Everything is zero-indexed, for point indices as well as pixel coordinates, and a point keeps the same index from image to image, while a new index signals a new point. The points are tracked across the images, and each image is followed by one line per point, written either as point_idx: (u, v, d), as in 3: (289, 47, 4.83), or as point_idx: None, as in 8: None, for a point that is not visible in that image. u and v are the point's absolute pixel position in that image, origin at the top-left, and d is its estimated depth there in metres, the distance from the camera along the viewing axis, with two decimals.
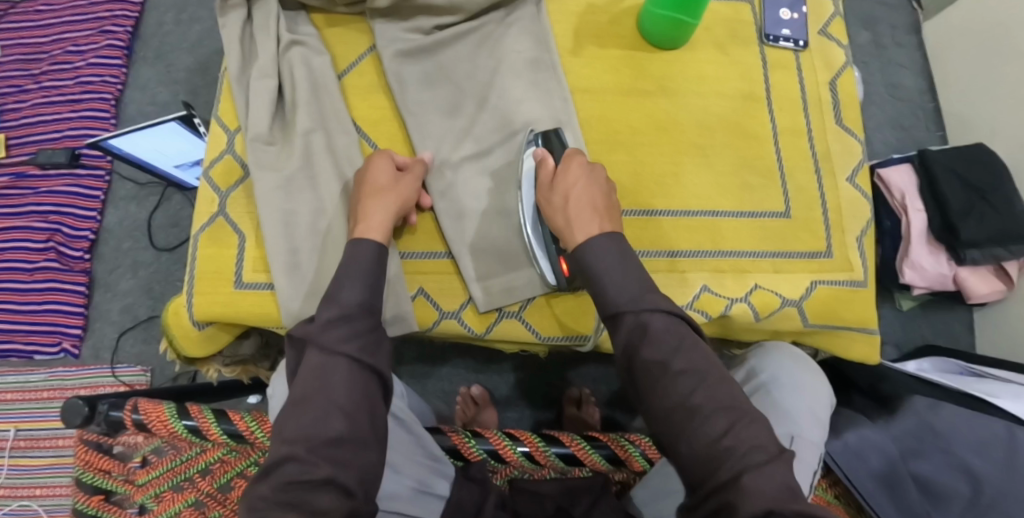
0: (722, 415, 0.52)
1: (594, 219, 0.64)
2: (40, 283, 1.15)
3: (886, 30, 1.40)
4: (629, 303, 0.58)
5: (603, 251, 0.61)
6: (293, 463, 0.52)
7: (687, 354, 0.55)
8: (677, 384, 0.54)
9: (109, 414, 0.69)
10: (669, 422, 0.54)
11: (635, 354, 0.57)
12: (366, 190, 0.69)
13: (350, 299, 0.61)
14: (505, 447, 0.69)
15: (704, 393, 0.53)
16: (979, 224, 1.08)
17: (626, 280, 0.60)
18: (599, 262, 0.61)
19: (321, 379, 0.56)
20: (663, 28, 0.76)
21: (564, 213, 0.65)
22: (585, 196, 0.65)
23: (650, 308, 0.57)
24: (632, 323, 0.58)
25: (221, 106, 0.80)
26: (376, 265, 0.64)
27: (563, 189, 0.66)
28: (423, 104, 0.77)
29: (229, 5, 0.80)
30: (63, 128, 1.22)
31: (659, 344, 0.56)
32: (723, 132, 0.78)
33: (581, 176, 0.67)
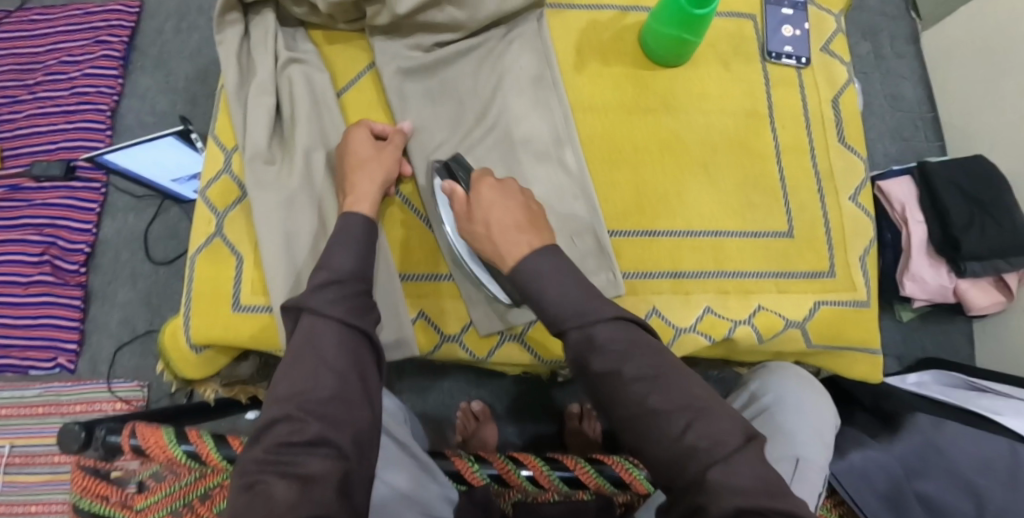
0: (683, 413, 0.49)
1: (518, 239, 0.59)
2: (36, 297, 1.14)
3: (886, 40, 1.40)
4: (573, 317, 0.53)
5: (539, 272, 0.56)
6: (285, 423, 0.52)
7: (640, 356, 0.51)
8: (634, 388, 0.50)
9: (106, 439, 0.70)
10: (630, 427, 0.50)
11: (588, 367, 0.52)
12: (349, 162, 0.71)
13: (342, 265, 0.61)
14: (508, 471, 0.69)
15: (660, 395, 0.50)
16: (980, 235, 1.08)
17: (566, 292, 0.54)
18: (535, 282, 0.56)
19: (312, 341, 0.56)
20: (665, 45, 0.76)
21: (490, 241, 0.60)
22: (503, 218, 0.60)
23: (597, 320, 0.53)
24: (578, 337, 0.53)
25: (218, 124, 0.79)
26: (366, 234, 0.65)
27: (483, 215, 0.62)
28: (423, 118, 0.76)
29: (226, 20, 0.79)
30: (58, 139, 1.20)
31: (609, 353, 0.52)
32: (727, 150, 0.77)
33: (494, 198, 0.62)
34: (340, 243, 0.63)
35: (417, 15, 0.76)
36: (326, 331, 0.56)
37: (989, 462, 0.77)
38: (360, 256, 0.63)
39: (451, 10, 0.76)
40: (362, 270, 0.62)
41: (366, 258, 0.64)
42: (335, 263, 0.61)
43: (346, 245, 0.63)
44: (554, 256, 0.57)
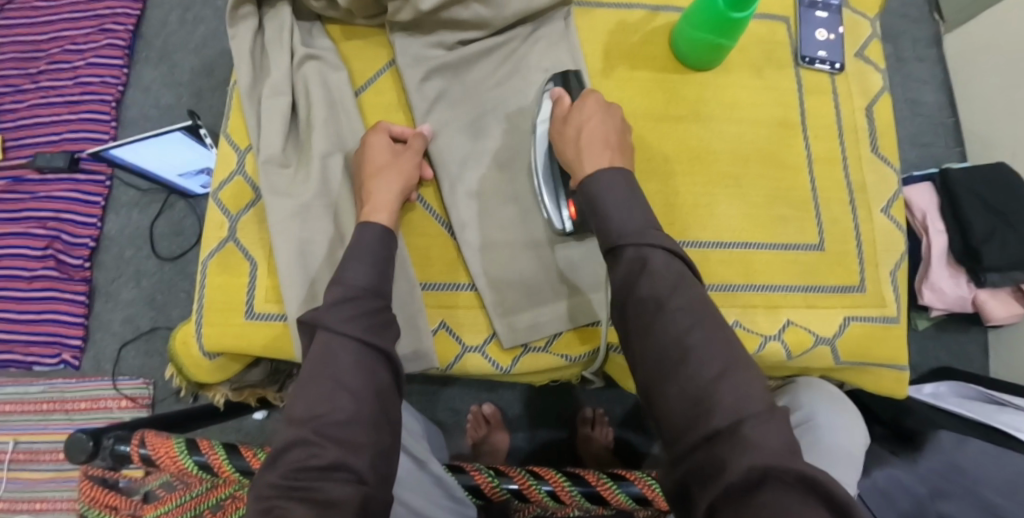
0: (716, 360, 0.47)
1: (604, 151, 0.62)
2: (39, 292, 1.12)
3: (907, 43, 1.37)
4: (634, 235, 0.54)
5: (613, 184, 0.58)
6: (301, 448, 0.51)
7: (685, 295, 0.51)
8: (674, 321, 0.49)
9: (115, 449, 0.68)
10: (658, 366, 0.49)
11: (631, 292, 0.52)
12: (365, 168, 0.69)
13: (355, 280, 0.60)
14: (529, 486, 0.66)
15: (702, 332, 0.49)
16: (1002, 248, 1.06)
17: (632, 214, 0.56)
18: (607, 193, 0.58)
19: (327, 360, 0.55)
20: (698, 49, 0.73)
21: (575, 145, 0.63)
22: (598, 130, 0.63)
23: (653, 244, 0.53)
24: (632, 256, 0.53)
25: (231, 124, 0.77)
26: (382, 246, 0.63)
27: (578, 122, 0.65)
28: (444, 125, 0.74)
29: (239, 15, 0.76)
30: (62, 130, 1.18)
31: (659, 280, 0.51)
32: (756, 160, 0.75)
33: (597, 112, 0.65)
34: (355, 255, 0.61)
35: (440, 12, 0.73)
36: (341, 349, 0.55)
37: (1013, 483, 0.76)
38: (376, 269, 0.61)
39: (476, 7, 0.73)
40: (379, 284, 0.61)
41: (382, 271, 0.62)
42: (348, 278, 0.60)
43: (360, 258, 0.61)
44: (628, 176, 0.59)
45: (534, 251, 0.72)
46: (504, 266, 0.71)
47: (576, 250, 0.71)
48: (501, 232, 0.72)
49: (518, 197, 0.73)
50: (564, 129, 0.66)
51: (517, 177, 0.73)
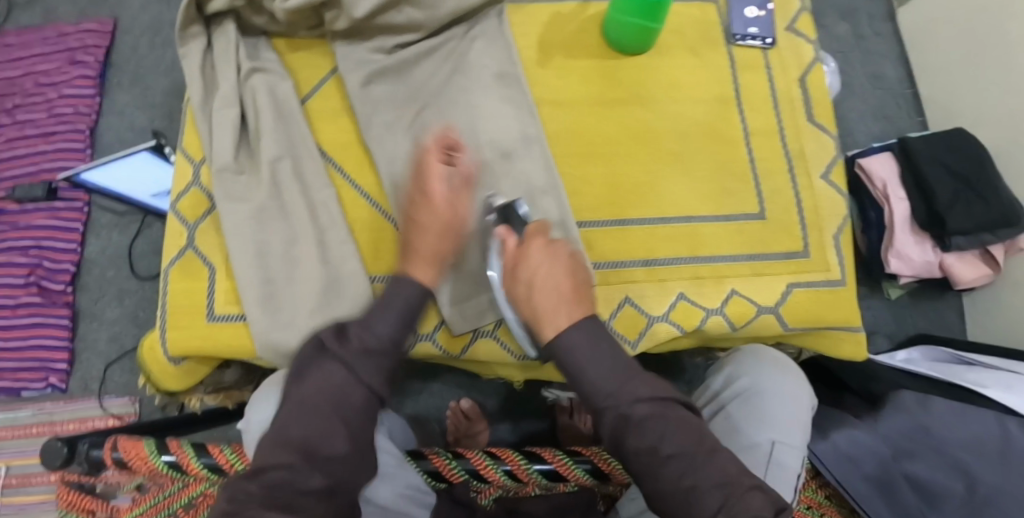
0: (716, 490, 0.50)
1: (562, 307, 0.58)
2: (25, 318, 1.14)
3: (863, 18, 1.37)
4: (608, 397, 0.55)
5: (574, 344, 0.57)
6: (285, 468, 0.54)
7: (675, 439, 0.52)
8: (670, 470, 0.52)
9: (89, 453, 0.71)
10: (667, 503, 0.53)
11: (623, 444, 0.54)
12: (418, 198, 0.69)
13: (383, 330, 0.61)
14: (487, 466, 0.69)
15: (697, 474, 0.51)
16: (965, 211, 1.07)
17: (604, 367, 0.56)
18: (576, 355, 0.56)
19: (329, 387, 0.58)
20: (628, 34, 0.76)
21: (530, 304, 0.59)
22: (550, 282, 0.59)
23: (632, 400, 0.54)
24: (614, 418, 0.54)
25: (186, 138, 0.79)
26: (418, 303, 0.65)
27: (527, 276, 0.60)
28: (391, 127, 0.76)
29: (189, 34, 0.79)
30: (39, 161, 1.21)
31: (646, 431, 0.53)
32: (697, 136, 0.77)
33: (545, 260, 0.60)
34: (386, 307, 0.63)
35: (376, 17, 0.75)
36: (341, 377, 0.58)
37: (977, 438, 0.76)
38: (401, 323, 0.63)
39: (409, 11, 0.75)
40: (400, 335, 0.63)
41: (407, 322, 0.64)
42: (375, 326, 0.61)
43: (391, 309, 0.63)
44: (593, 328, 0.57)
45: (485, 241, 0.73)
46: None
47: None
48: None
49: None
50: (515, 272, 0.61)
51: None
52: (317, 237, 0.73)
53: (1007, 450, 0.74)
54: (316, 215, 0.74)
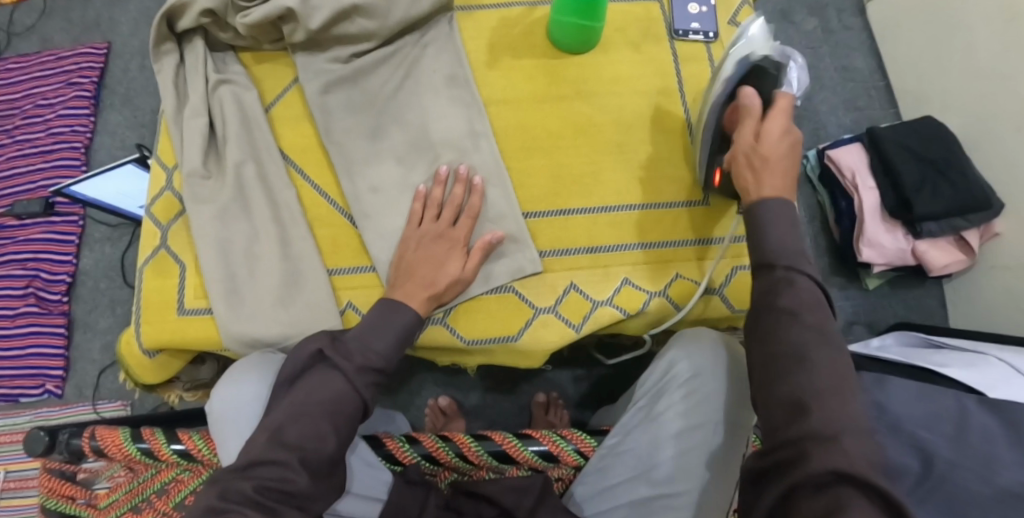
0: (827, 378, 0.50)
1: (781, 185, 0.62)
2: (23, 328, 1.19)
3: (832, 13, 1.39)
4: (785, 258, 0.57)
5: (774, 215, 0.60)
6: (273, 465, 0.56)
7: (814, 316, 0.53)
8: (800, 335, 0.52)
9: (69, 443, 0.74)
10: (768, 370, 0.53)
11: (771, 302, 0.55)
12: (429, 234, 0.73)
13: (380, 351, 0.65)
14: (438, 449, 0.73)
15: (822, 351, 0.51)
16: (933, 197, 1.07)
17: (791, 240, 0.58)
18: (770, 219, 0.59)
19: (332, 398, 0.61)
20: (570, 33, 0.80)
21: (750, 165, 0.64)
22: (782, 164, 0.62)
23: (803, 269, 0.56)
24: (779, 275, 0.56)
25: (160, 147, 0.83)
26: (410, 333, 0.68)
27: (763, 145, 0.63)
28: (347, 130, 0.80)
29: (162, 51, 0.83)
30: (37, 178, 1.27)
31: (798, 298, 0.54)
32: (639, 128, 0.81)
33: (783, 144, 0.63)
34: (379, 331, 0.66)
35: (331, 29, 0.79)
36: (340, 389, 0.61)
37: (935, 414, 0.66)
38: (398, 346, 0.67)
39: (361, 21, 0.79)
40: (394, 357, 0.66)
41: (402, 343, 0.67)
42: (371, 344, 0.65)
43: (385, 333, 0.66)
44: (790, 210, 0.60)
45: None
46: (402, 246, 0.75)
47: (489, 225, 0.76)
48: (396, 212, 0.77)
49: (416, 184, 0.78)
50: (757, 136, 0.64)
51: (418, 169, 0.79)
52: (278, 233, 0.76)
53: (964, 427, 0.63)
54: (278, 213, 0.77)
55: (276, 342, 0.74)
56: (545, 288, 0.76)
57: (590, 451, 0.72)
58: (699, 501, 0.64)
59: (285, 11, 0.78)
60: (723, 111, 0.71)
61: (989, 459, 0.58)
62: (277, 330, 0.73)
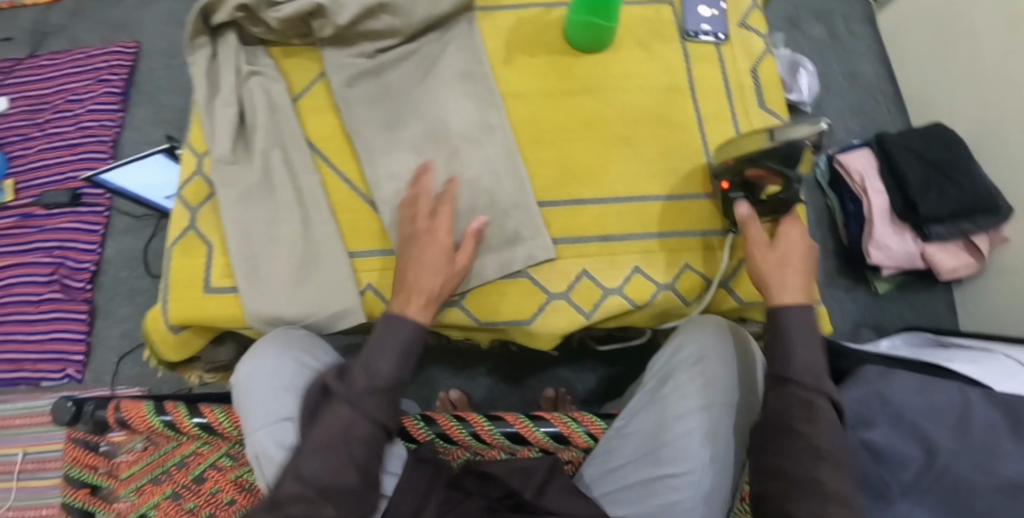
0: (836, 499, 0.56)
1: (798, 289, 0.67)
2: (47, 313, 1.23)
3: (842, 23, 1.42)
4: (812, 379, 0.62)
5: (799, 322, 0.65)
6: (299, 503, 0.58)
7: (829, 436, 0.59)
8: (814, 458, 0.58)
9: (95, 414, 0.78)
10: (784, 482, 0.59)
11: (784, 417, 0.61)
12: (407, 237, 0.73)
13: (385, 370, 0.65)
14: (453, 428, 0.75)
15: (832, 474, 0.57)
16: (939, 198, 1.09)
17: (811, 354, 0.64)
18: (792, 332, 0.65)
19: (346, 430, 0.61)
20: (584, 32, 0.84)
21: (773, 270, 0.68)
22: (797, 274, 0.68)
23: (823, 391, 0.61)
24: (802, 394, 0.62)
25: (191, 134, 0.86)
26: (414, 344, 0.68)
27: (782, 256, 0.69)
28: (367, 121, 0.83)
29: (196, 43, 0.86)
30: (65, 170, 1.31)
31: (818, 421, 0.59)
32: (649, 123, 0.83)
33: (794, 255, 0.69)
34: (382, 348, 0.66)
35: (357, 25, 0.83)
36: (350, 419, 0.62)
37: (939, 407, 0.71)
38: (402, 361, 0.66)
39: (386, 18, 0.83)
40: (401, 373, 0.66)
41: (406, 360, 0.67)
42: (376, 365, 0.65)
43: (389, 350, 0.66)
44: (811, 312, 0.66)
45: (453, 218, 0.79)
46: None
47: (493, 214, 0.78)
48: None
49: (432, 173, 0.81)
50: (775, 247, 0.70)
51: (435, 160, 0.81)
52: (300, 217, 0.78)
53: (967, 419, 0.69)
54: (300, 197, 0.80)
55: (297, 321, 0.77)
56: (556, 274, 0.78)
57: (600, 433, 0.75)
58: (699, 484, 0.64)
59: (315, 7, 0.81)
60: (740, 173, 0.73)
61: (993, 450, 0.65)
62: (296, 309, 0.76)
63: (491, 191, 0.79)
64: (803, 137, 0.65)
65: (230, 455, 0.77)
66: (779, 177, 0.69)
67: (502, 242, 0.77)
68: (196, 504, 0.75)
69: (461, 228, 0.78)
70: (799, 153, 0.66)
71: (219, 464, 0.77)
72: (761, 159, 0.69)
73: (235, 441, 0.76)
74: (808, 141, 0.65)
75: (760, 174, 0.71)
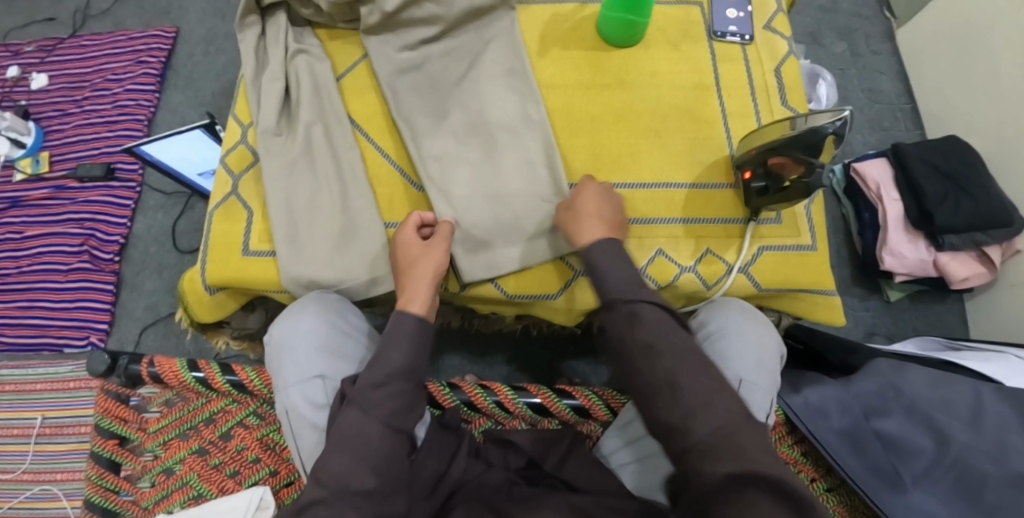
0: (698, 394, 0.57)
1: (597, 225, 0.73)
2: (75, 282, 1.26)
3: (861, 39, 1.45)
4: (625, 292, 0.66)
5: (604, 254, 0.70)
6: (323, 506, 0.58)
7: (666, 336, 0.62)
8: (662, 361, 0.60)
9: (128, 367, 0.79)
10: (650, 392, 0.60)
11: (627, 335, 0.64)
12: (400, 264, 0.75)
13: (393, 364, 0.65)
14: (478, 396, 0.77)
15: (684, 371, 0.59)
16: (954, 210, 1.11)
17: (621, 272, 0.68)
18: (600, 260, 0.70)
19: (357, 429, 0.62)
20: (617, 28, 0.87)
21: (570, 218, 0.75)
22: (594, 209, 0.74)
23: (641, 300, 0.65)
24: (625, 309, 0.65)
25: (237, 106, 0.89)
26: (422, 336, 0.68)
27: (580, 204, 0.75)
28: (412, 109, 0.86)
29: (246, 22, 0.90)
30: (101, 145, 1.36)
31: (647, 327, 0.63)
32: (676, 117, 0.86)
33: (592, 196, 0.76)
34: (392, 343, 0.66)
35: (401, 12, 0.87)
36: (362, 417, 0.62)
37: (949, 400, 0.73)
38: (411, 354, 0.67)
39: (430, 6, 0.87)
40: (412, 367, 0.66)
41: (416, 355, 0.67)
42: (384, 360, 0.65)
43: (398, 343, 0.67)
44: (620, 244, 0.71)
45: (492, 204, 0.81)
46: (460, 212, 0.80)
47: (528, 202, 0.80)
48: (455, 182, 0.82)
49: (472, 160, 0.83)
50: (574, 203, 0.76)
51: (474, 149, 0.84)
52: (340, 188, 0.82)
53: (979, 413, 0.71)
54: (341, 170, 0.83)
55: (330, 287, 0.79)
56: None
57: (620, 407, 0.78)
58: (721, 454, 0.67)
59: None
60: (765, 160, 0.75)
61: (1003, 444, 0.68)
62: (333, 274, 0.78)
63: (529, 180, 0.81)
64: (827, 125, 0.71)
65: (257, 414, 0.81)
66: (801, 164, 0.73)
67: (539, 231, 0.80)
68: (222, 460, 0.78)
69: (503, 214, 0.80)
70: (821, 140, 0.71)
71: (246, 421, 0.80)
72: (785, 144, 0.73)
73: (264, 399, 0.80)
74: (830, 127, 0.71)
75: (782, 161, 0.74)
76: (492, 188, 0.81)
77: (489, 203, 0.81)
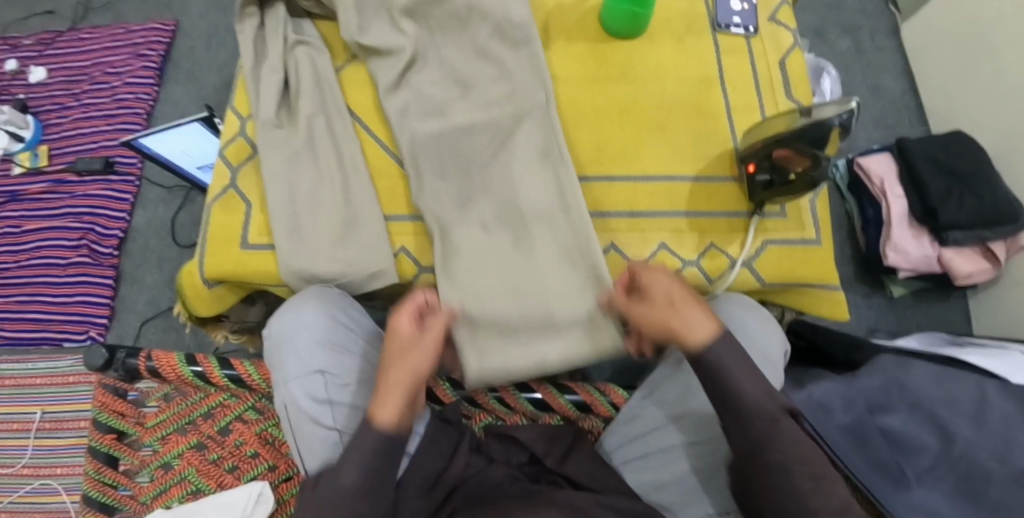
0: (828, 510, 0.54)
1: (697, 312, 0.62)
2: (74, 277, 1.25)
3: (866, 34, 1.44)
4: (767, 400, 0.59)
5: (726, 355, 0.60)
6: None
7: (794, 452, 0.57)
8: (796, 479, 0.56)
9: (125, 361, 0.79)
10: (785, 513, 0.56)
11: (762, 453, 0.58)
12: (391, 352, 0.64)
13: (348, 479, 0.58)
14: (480, 391, 0.78)
15: (802, 476, 0.56)
16: (959, 206, 1.09)
17: (751, 377, 0.59)
18: (725, 363, 0.60)
19: None
20: (621, 19, 0.86)
21: (659, 310, 0.64)
22: (686, 295, 0.63)
23: (780, 413, 0.58)
24: (764, 422, 0.58)
25: (236, 98, 0.89)
26: (383, 454, 0.59)
27: (663, 293, 0.64)
28: (436, 194, 0.80)
29: (245, 14, 0.90)
30: (100, 139, 1.35)
31: (785, 443, 0.57)
32: (681, 110, 0.85)
33: (662, 279, 0.65)
34: (348, 455, 0.59)
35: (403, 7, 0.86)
36: None
37: (955, 398, 0.72)
38: (368, 468, 0.59)
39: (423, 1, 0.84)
40: (370, 481, 0.59)
41: (376, 469, 0.59)
42: (341, 475, 0.59)
43: (354, 457, 0.59)
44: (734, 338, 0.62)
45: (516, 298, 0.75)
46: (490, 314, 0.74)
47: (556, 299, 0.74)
48: (484, 281, 0.75)
49: (498, 243, 0.77)
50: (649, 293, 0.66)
51: (504, 240, 0.77)
52: (341, 181, 0.81)
53: (985, 410, 0.70)
54: (342, 163, 0.82)
55: (331, 280, 0.78)
56: None
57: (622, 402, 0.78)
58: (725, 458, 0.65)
59: None
60: (769, 152, 0.74)
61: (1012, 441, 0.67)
62: (335, 267, 0.78)
63: (562, 272, 0.76)
64: (832, 118, 0.70)
65: (255, 408, 0.80)
66: (806, 157, 0.72)
67: (571, 330, 0.74)
68: (220, 455, 0.77)
69: (530, 310, 0.74)
70: (826, 133, 0.70)
71: (245, 416, 0.79)
72: (788, 135, 0.72)
73: (263, 394, 0.79)
74: (837, 120, 0.70)
75: (786, 153, 0.73)
76: (523, 289, 0.75)
77: (515, 299, 0.75)
